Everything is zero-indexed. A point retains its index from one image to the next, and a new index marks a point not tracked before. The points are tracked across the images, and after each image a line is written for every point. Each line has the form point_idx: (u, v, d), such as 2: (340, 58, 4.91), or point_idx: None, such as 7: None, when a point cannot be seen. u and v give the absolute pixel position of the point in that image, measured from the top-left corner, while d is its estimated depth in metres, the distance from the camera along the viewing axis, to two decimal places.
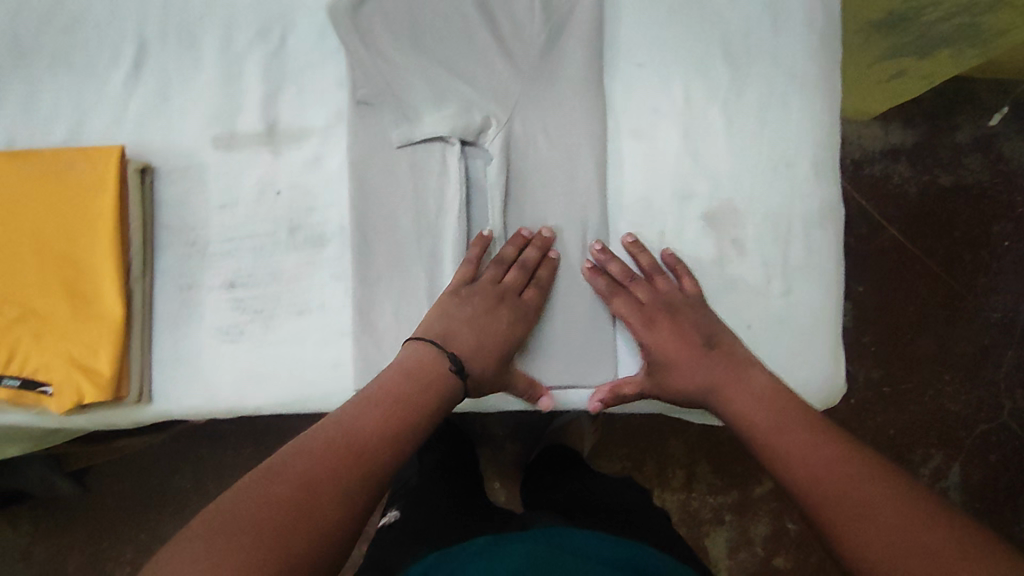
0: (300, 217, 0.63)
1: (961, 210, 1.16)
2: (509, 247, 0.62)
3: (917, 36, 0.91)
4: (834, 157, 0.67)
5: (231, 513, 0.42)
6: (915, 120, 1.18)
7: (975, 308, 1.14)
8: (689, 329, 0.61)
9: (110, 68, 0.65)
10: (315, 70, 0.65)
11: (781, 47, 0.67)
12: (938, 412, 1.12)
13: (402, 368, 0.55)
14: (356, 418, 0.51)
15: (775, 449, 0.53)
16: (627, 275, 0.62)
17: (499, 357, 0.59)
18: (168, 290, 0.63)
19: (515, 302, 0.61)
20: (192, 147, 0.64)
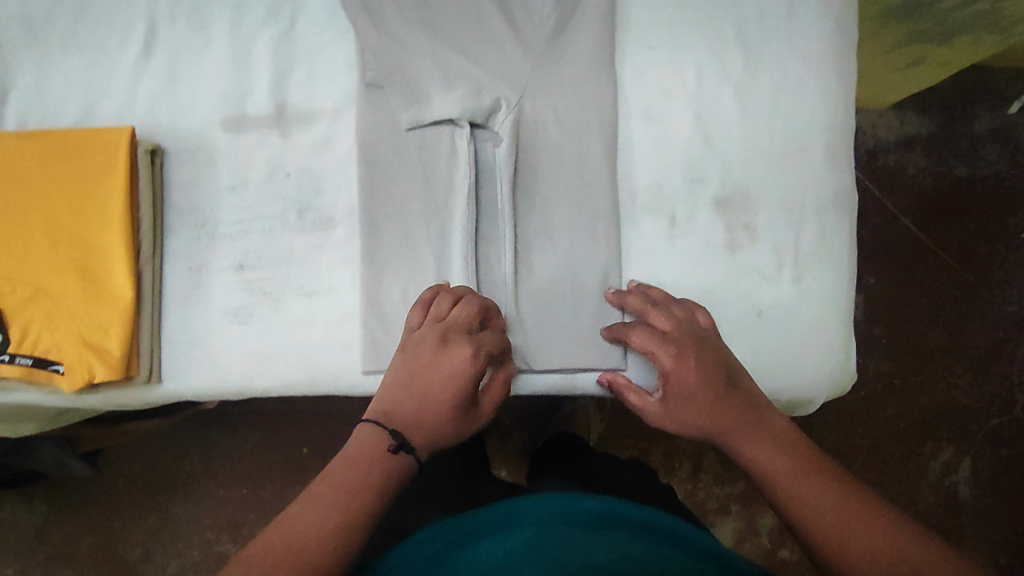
0: (309, 200, 0.63)
1: (977, 200, 1.14)
2: (446, 298, 0.57)
3: (935, 22, 0.89)
4: (847, 142, 0.66)
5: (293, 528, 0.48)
6: (931, 109, 1.16)
7: (989, 301, 1.13)
8: (713, 364, 0.55)
9: (121, 49, 0.65)
10: (324, 51, 0.65)
11: (797, 30, 0.66)
12: (949, 405, 1.11)
13: (346, 456, 0.52)
14: (293, 518, 0.48)
15: (802, 496, 0.50)
16: (647, 306, 0.59)
17: (448, 408, 0.54)
18: (177, 271, 0.63)
19: (460, 343, 0.54)
20: (202, 130, 0.64)
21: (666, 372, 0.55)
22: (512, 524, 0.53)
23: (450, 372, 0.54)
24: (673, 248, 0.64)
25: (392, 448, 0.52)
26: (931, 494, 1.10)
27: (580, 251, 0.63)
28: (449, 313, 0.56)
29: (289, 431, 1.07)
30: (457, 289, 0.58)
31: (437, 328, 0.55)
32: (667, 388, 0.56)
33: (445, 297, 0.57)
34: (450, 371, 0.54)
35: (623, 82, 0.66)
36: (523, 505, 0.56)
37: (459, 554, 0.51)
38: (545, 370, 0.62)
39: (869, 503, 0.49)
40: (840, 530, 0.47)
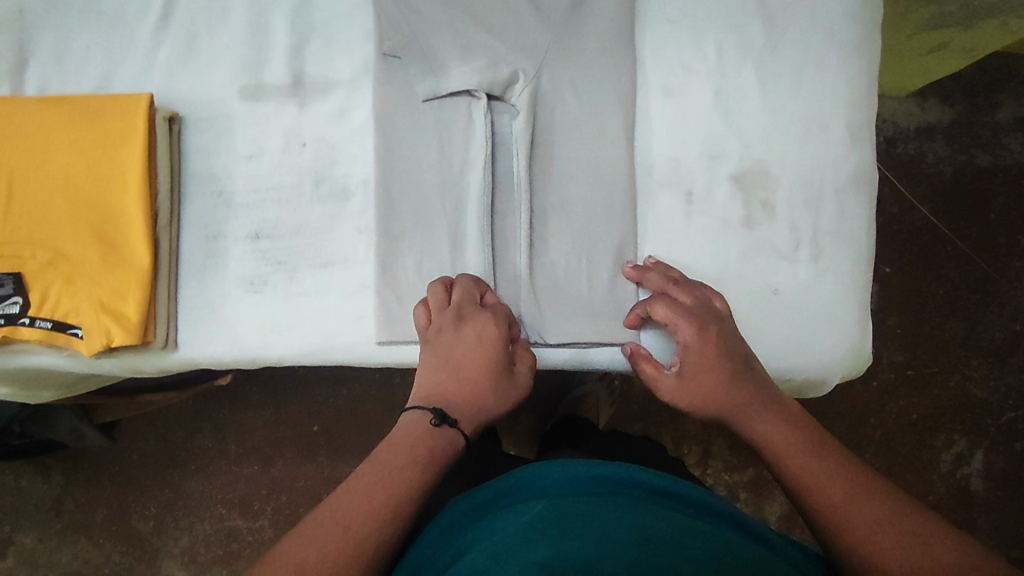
0: (324, 169, 0.63)
1: (998, 190, 1.12)
2: (439, 283, 0.59)
3: (962, 4, 0.87)
4: (868, 121, 0.65)
5: (338, 507, 0.47)
6: (954, 96, 1.14)
7: (1007, 292, 1.11)
8: (728, 342, 0.56)
9: (140, 17, 0.65)
10: (341, 22, 0.65)
11: (820, 5, 0.65)
12: (963, 398, 1.10)
13: (392, 438, 0.52)
14: (344, 492, 0.48)
15: (813, 471, 0.49)
16: (667, 282, 0.59)
17: (483, 376, 0.55)
18: (193, 239, 0.64)
19: (474, 314, 0.57)
20: (220, 98, 0.64)
21: (685, 344, 0.56)
22: (532, 495, 0.54)
23: (478, 337, 0.56)
24: (689, 226, 0.64)
25: (434, 421, 0.52)
26: (942, 487, 1.09)
27: (596, 226, 0.63)
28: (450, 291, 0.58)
29: (299, 407, 1.08)
30: (442, 278, 0.60)
31: (448, 312, 0.57)
32: (684, 359, 0.56)
33: (436, 290, 0.58)
34: (475, 338, 0.56)
35: (642, 57, 0.66)
36: (541, 468, 0.58)
37: (481, 523, 0.52)
38: (558, 345, 0.62)
39: (878, 487, 0.48)
40: (849, 506, 0.47)
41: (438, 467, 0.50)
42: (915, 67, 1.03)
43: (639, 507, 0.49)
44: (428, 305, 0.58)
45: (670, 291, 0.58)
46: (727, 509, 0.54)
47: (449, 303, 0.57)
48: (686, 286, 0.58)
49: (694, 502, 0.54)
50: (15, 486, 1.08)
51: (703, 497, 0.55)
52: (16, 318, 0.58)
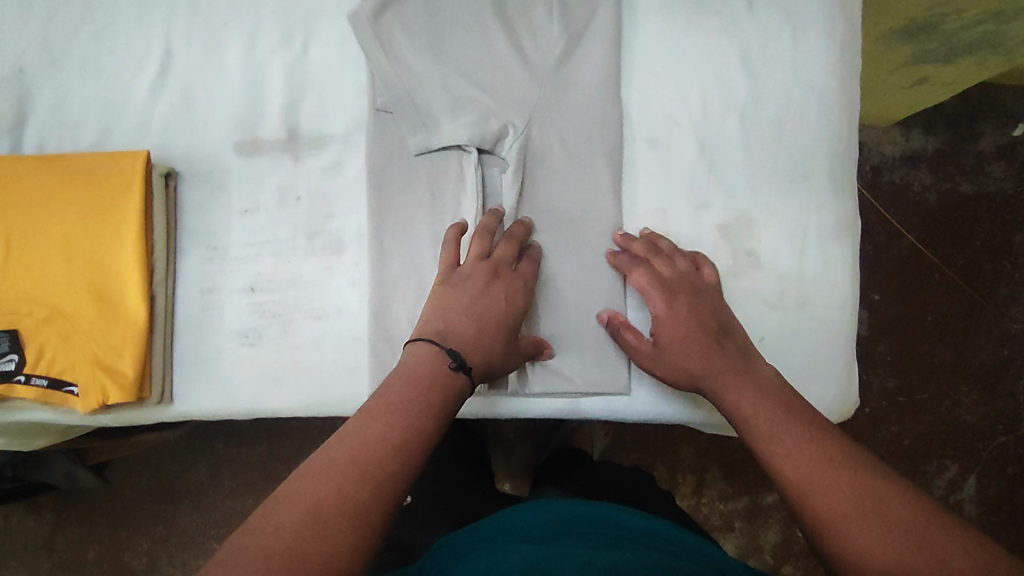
0: (318, 224, 0.65)
1: (983, 217, 1.14)
2: (489, 216, 0.62)
3: (940, 44, 0.93)
4: (850, 172, 0.67)
5: (357, 443, 0.46)
6: (936, 126, 1.17)
7: (995, 318, 1.13)
8: (705, 313, 0.60)
9: (137, 74, 0.66)
10: (336, 77, 0.66)
11: (801, 59, 0.67)
12: (954, 423, 1.12)
13: (403, 372, 0.52)
14: (359, 431, 0.47)
15: (777, 440, 0.51)
16: (651, 253, 0.62)
17: (500, 336, 0.57)
18: (190, 293, 0.64)
19: (508, 275, 0.60)
20: (216, 153, 0.65)
21: (658, 318, 0.60)
22: (517, 537, 0.55)
23: (504, 300, 0.59)
24: None
25: (453, 366, 0.53)
26: None
27: (589, 274, 0.64)
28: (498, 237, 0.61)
29: (294, 443, 1.08)
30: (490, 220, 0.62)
31: (486, 265, 0.59)
32: (659, 331, 0.60)
33: (483, 237, 0.61)
34: (503, 301, 0.58)
35: (627, 111, 0.67)
36: (519, 513, 0.60)
37: (460, 565, 0.53)
38: (546, 395, 0.64)
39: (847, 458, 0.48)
40: (804, 473, 0.47)
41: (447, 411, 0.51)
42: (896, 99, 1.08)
43: (617, 548, 0.51)
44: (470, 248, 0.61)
45: (653, 261, 0.62)
46: (698, 542, 0.57)
47: (489, 253, 0.60)
48: (669, 258, 0.62)
49: (664, 537, 0.56)
50: (6, 526, 1.07)
51: (674, 533, 0.57)
52: (11, 376, 0.58)
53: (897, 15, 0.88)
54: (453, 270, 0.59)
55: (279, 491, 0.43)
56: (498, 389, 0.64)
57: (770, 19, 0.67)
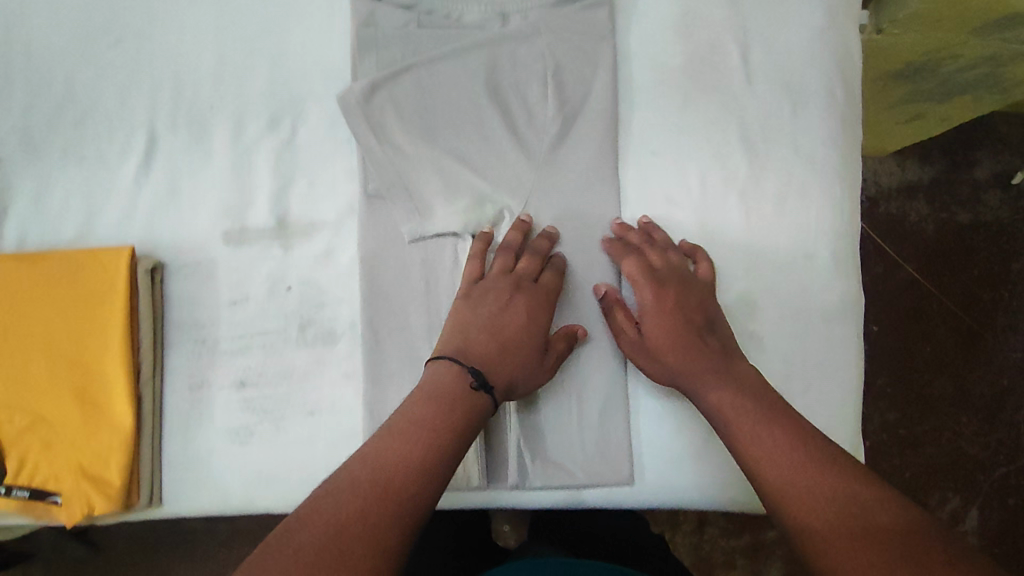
0: (310, 314, 0.63)
1: (979, 245, 1.14)
2: (513, 232, 0.62)
3: (936, 83, 0.97)
4: (853, 247, 0.66)
5: (380, 462, 0.49)
6: (932, 155, 1.17)
7: (994, 348, 1.12)
8: (692, 308, 0.60)
9: (121, 161, 0.64)
10: (326, 162, 0.64)
11: (801, 134, 0.66)
12: (955, 454, 1.11)
13: (423, 392, 0.54)
14: (379, 454, 0.50)
15: (758, 445, 0.51)
16: (647, 244, 0.62)
17: (523, 353, 0.58)
18: (178, 390, 0.62)
19: (530, 290, 0.60)
20: (203, 243, 0.63)
21: (644, 307, 0.61)
22: None
23: (526, 315, 0.60)
24: None
25: (474, 385, 0.55)
26: None
27: (590, 366, 0.62)
28: (519, 251, 0.61)
29: None
30: (514, 232, 0.62)
31: (507, 280, 0.60)
32: (645, 322, 0.61)
33: (505, 252, 0.61)
34: (525, 317, 0.59)
35: (625, 191, 0.66)
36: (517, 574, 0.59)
37: None
38: (547, 488, 0.62)
39: (830, 467, 0.48)
40: (787, 485, 0.48)
41: (468, 429, 0.53)
42: (894, 133, 1.10)
43: None
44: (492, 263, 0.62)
45: (646, 252, 0.62)
46: None
47: (511, 267, 0.61)
48: (663, 249, 0.62)
49: None
50: None
51: None
52: None
53: (898, 57, 0.91)
54: (474, 285, 0.61)
55: (303, 513, 0.46)
56: (499, 483, 0.62)
57: (770, 93, 0.66)
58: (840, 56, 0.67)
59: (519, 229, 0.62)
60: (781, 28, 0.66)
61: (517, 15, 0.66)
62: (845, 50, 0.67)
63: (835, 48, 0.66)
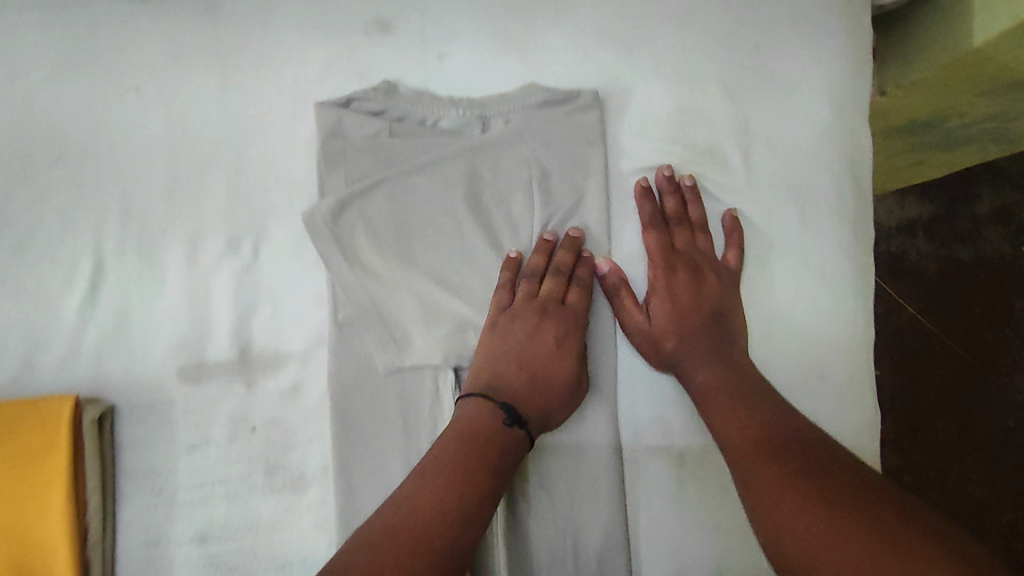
0: (277, 456, 0.57)
1: (980, 283, 1.08)
2: (537, 255, 0.59)
3: (944, 137, 0.93)
4: (867, 359, 0.61)
5: (412, 510, 0.48)
6: (931, 191, 1.10)
7: (997, 388, 1.06)
8: (708, 295, 0.58)
9: (62, 291, 0.58)
10: (292, 288, 0.59)
11: (808, 246, 0.60)
12: (960, 498, 1.06)
13: (455, 428, 0.53)
14: (418, 499, 0.48)
15: (733, 425, 0.51)
16: (673, 217, 0.60)
17: (556, 380, 0.56)
18: (132, 547, 0.56)
19: (557, 316, 0.59)
20: (157, 381, 0.57)
21: (655, 292, 0.59)
22: None
23: (556, 342, 0.58)
24: (682, 505, 0.57)
25: (507, 421, 0.53)
26: None
27: (587, 508, 0.56)
28: (545, 273, 0.59)
29: None
30: (538, 250, 0.59)
31: (533, 307, 0.58)
32: (654, 306, 0.59)
33: (531, 277, 0.59)
34: (555, 344, 0.58)
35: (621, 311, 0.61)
36: None
37: None
38: None
39: (802, 451, 0.48)
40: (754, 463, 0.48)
41: (502, 471, 0.52)
42: (894, 175, 1.05)
43: None
44: (517, 286, 0.60)
45: (671, 229, 0.60)
46: None
47: (537, 291, 0.59)
48: (690, 230, 0.61)
49: None
50: None
51: None
52: None
53: (901, 116, 0.86)
54: (503, 312, 0.59)
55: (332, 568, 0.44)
56: None
57: (773, 197, 0.60)
58: (849, 152, 0.61)
59: (542, 247, 0.59)
60: (787, 125, 0.61)
61: (498, 118, 0.60)
62: (854, 146, 0.61)
63: (842, 144, 0.61)
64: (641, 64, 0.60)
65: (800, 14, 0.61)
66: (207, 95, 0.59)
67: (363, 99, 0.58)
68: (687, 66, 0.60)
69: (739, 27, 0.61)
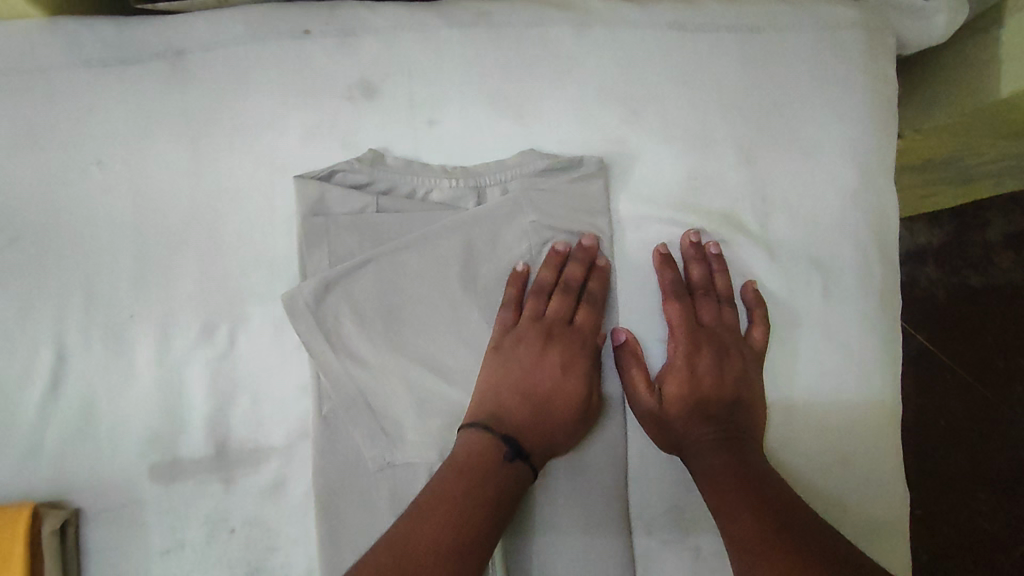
0: (258, 561, 0.52)
1: (994, 312, 1.00)
2: (545, 268, 0.54)
3: (960, 173, 0.87)
4: (896, 441, 0.54)
5: (405, 548, 0.43)
6: (941, 217, 1.03)
7: (1010, 419, 0.98)
8: (733, 379, 0.52)
9: (23, 385, 0.53)
10: (272, 376, 0.54)
11: (832, 317, 0.54)
12: (976, 535, 0.98)
13: (452, 462, 0.48)
14: (409, 539, 0.43)
15: (740, 503, 0.45)
16: (700, 288, 0.54)
17: (563, 408, 0.51)
18: None
19: (563, 339, 0.53)
20: (125, 482, 0.53)
21: (671, 368, 0.52)
22: None
23: (563, 366, 0.52)
24: None
25: (507, 456, 0.48)
26: None
27: None
28: (552, 290, 0.54)
29: None
30: (546, 263, 0.54)
31: (539, 327, 0.53)
32: (669, 385, 0.52)
33: (538, 294, 0.54)
34: (561, 369, 0.52)
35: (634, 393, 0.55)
36: None
37: None
38: None
39: (817, 538, 0.42)
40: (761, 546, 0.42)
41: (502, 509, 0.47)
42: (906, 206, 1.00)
43: None
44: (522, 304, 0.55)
45: (695, 300, 0.54)
46: None
47: (543, 311, 0.54)
48: (717, 302, 0.54)
49: None
50: None
51: None
52: None
53: (917, 155, 0.81)
54: (506, 333, 0.53)
55: None
56: None
57: (796, 265, 0.54)
58: (876, 220, 0.56)
59: (548, 261, 0.54)
60: (808, 191, 0.55)
61: (495, 187, 0.55)
62: (880, 214, 0.56)
63: (869, 212, 0.56)
64: (648, 126, 0.55)
65: (823, 71, 0.56)
66: (177, 168, 0.54)
67: (347, 170, 0.54)
68: (699, 129, 0.55)
69: (755, 86, 0.56)
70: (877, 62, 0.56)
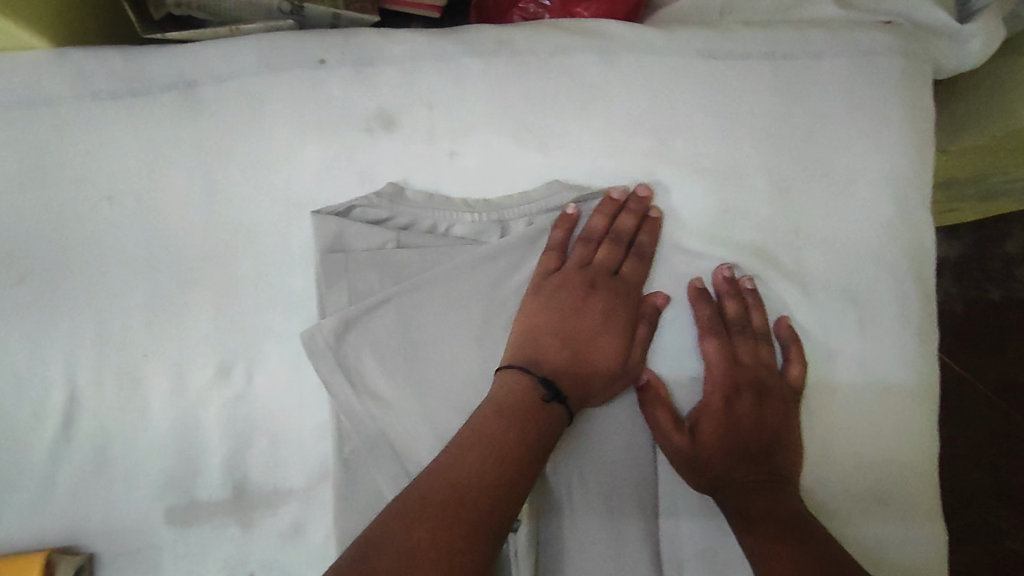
0: None
1: (1015, 326, 0.98)
2: (597, 217, 0.53)
3: (986, 189, 0.85)
4: (932, 479, 0.53)
5: (449, 477, 0.40)
6: (959, 230, 1.02)
7: None
8: (771, 419, 0.50)
9: (34, 427, 0.52)
10: (291, 416, 0.52)
11: (868, 352, 0.53)
12: (1000, 553, 0.94)
13: (490, 400, 0.45)
14: (452, 470, 0.40)
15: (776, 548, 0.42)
16: (737, 324, 0.52)
17: (602, 355, 0.50)
18: None
19: (608, 288, 0.51)
20: (139, 527, 0.51)
21: (708, 407, 0.50)
22: None
23: (604, 315, 0.51)
24: None
25: (546, 396, 0.46)
26: None
27: None
28: (601, 239, 0.53)
29: None
30: (597, 211, 0.53)
31: (584, 274, 0.52)
32: (703, 425, 0.50)
33: (586, 243, 0.53)
34: (602, 317, 0.51)
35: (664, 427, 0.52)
36: None
37: None
38: None
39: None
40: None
41: (543, 450, 0.44)
42: None
43: None
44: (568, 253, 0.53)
45: (732, 337, 0.52)
46: None
47: (589, 260, 0.53)
48: (753, 339, 0.52)
49: None
50: None
51: None
52: None
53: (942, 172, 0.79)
54: (549, 277, 0.52)
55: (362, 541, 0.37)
56: None
57: (829, 297, 0.53)
58: (910, 250, 0.54)
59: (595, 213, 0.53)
60: (841, 222, 0.54)
61: (519, 220, 0.53)
62: (915, 243, 0.54)
63: (905, 242, 0.54)
64: (675, 157, 0.54)
65: (854, 98, 0.54)
66: (191, 204, 0.53)
67: (366, 206, 0.52)
68: (729, 160, 0.54)
69: (786, 114, 0.54)
70: (914, 90, 0.55)
